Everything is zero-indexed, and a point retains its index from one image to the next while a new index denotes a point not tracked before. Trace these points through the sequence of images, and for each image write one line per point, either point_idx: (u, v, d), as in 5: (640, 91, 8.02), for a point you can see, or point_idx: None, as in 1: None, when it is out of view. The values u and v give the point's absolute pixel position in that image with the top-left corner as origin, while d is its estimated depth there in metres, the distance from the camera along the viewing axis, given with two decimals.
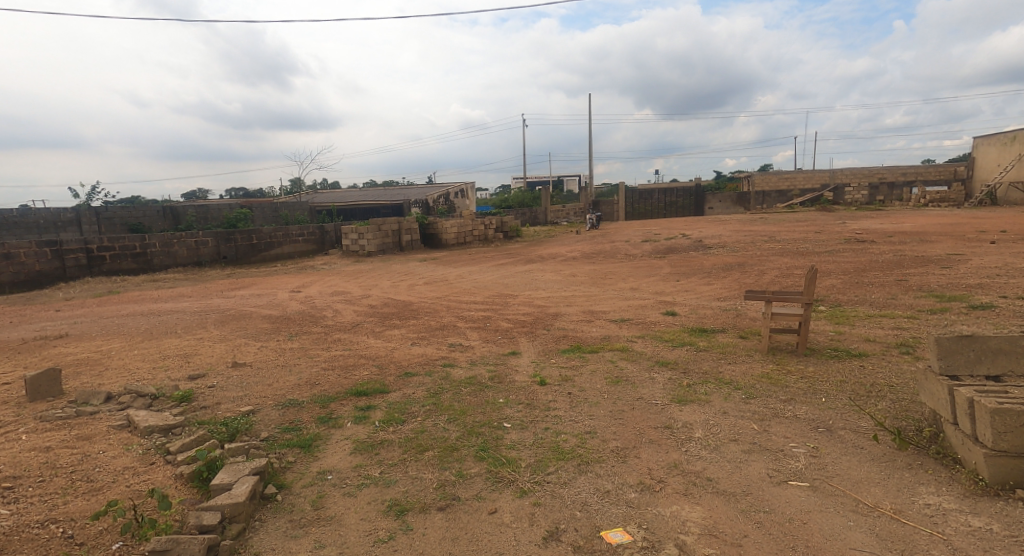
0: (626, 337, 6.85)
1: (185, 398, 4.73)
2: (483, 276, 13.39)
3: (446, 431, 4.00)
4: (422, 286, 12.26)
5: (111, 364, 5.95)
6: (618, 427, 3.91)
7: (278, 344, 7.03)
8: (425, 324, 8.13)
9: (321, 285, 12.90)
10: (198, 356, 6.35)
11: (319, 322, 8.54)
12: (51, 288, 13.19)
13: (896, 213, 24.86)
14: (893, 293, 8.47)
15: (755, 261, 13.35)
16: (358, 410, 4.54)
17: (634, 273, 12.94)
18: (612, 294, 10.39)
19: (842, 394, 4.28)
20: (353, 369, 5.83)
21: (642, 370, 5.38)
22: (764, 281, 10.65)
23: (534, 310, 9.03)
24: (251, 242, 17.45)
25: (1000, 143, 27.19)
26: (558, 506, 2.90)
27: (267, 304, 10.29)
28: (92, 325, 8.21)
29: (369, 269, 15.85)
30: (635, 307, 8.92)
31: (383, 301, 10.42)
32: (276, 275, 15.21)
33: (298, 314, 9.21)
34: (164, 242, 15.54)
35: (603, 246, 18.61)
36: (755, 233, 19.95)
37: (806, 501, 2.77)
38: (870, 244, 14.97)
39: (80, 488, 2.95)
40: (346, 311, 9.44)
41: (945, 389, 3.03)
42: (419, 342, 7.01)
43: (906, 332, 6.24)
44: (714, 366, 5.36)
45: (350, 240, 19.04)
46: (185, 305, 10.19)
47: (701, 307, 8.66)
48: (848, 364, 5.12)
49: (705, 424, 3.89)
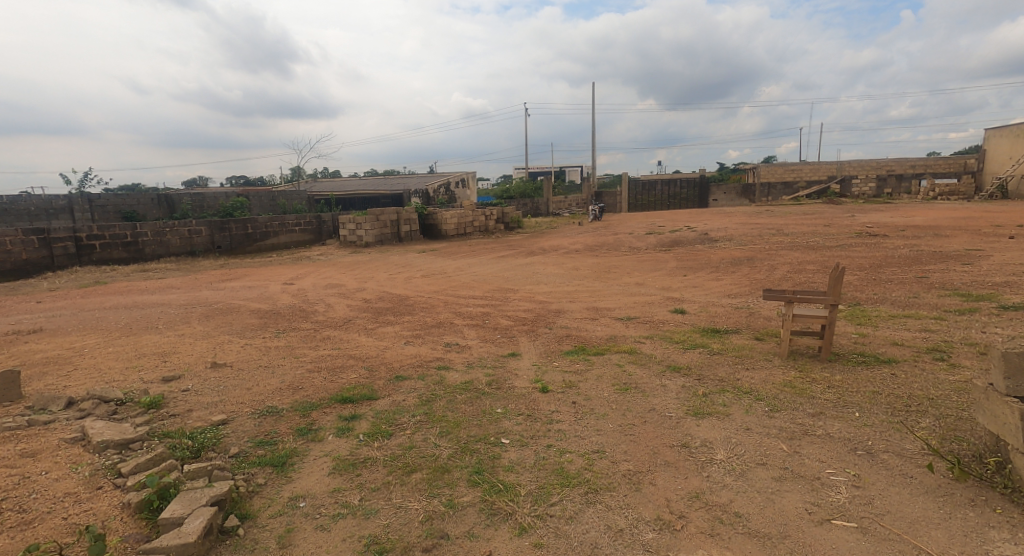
0: (633, 338, 6.43)
1: (154, 404, 4.32)
2: (482, 269, 12.96)
3: (438, 447, 3.61)
4: (419, 279, 11.84)
5: (81, 363, 5.54)
6: (628, 445, 3.51)
7: (263, 341, 6.62)
8: (421, 321, 7.71)
9: (315, 277, 12.48)
10: (177, 355, 5.94)
11: (309, 317, 8.13)
12: (40, 278, 12.82)
13: (905, 206, 24.35)
14: (914, 291, 8.03)
15: (765, 255, 12.91)
16: (342, 420, 4.13)
17: (639, 267, 12.50)
18: (617, 289, 9.97)
19: (877, 409, 3.86)
20: (340, 371, 5.44)
21: (653, 377, 4.97)
22: (775, 277, 10.22)
23: (536, 305, 8.62)
24: (246, 231, 17.05)
25: (1012, 134, 26.60)
26: (563, 548, 2.51)
27: (258, 297, 9.87)
28: (70, 318, 7.79)
29: (366, 260, 15.42)
30: (641, 304, 8.51)
31: (378, 295, 10.00)
32: (270, 266, 14.78)
33: (288, 309, 8.80)
34: (156, 231, 15.14)
35: (606, 238, 18.17)
36: (761, 226, 19.50)
37: (856, 549, 2.37)
38: (883, 239, 14.49)
39: (7, 522, 2.53)
40: (339, 306, 9.02)
41: (1015, 414, 2.60)
42: (414, 341, 6.59)
43: (935, 335, 5.83)
44: (730, 373, 4.95)
45: (348, 230, 18.61)
46: (172, 297, 9.79)
47: (711, 305, 8.23)
48: (878, 372, 4.69)
49: (726, 442, 3.49)
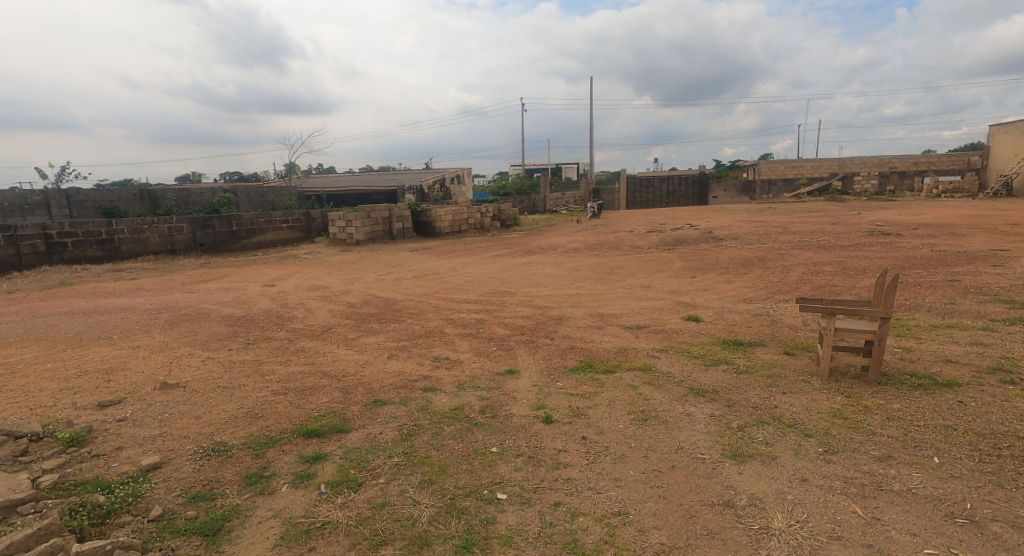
0: (646, 352, 5.70)
1: (74, 441, 3.56)
2: (477, 269, 12.20)
3: (416, 503, 2.88)
4: (409, 281, 11.08)
5: (9, 384, 4.77)
6: (657, 504, 2.81)
7: (229, 355, 5.86)
8: (408, 330, 6.96)
9: (299, 278, 11.69)
10: (125, 372, 5.17)
11: (285, 324, 7.37)
12: (4, 277, 11.98)
13: (911, 204, 23.69)
14: (950, 297, 7.31)
15: (776, 255, 12.18)
16: (302, 464, 3.36)
17: (643, 268, 11.78)
18: (621, 292, 9.25)
19: (959, 450, 3.16)
20: (311, 394, 4.70)
21: (674, 404, 4.25)
22: (792, 279, 9.49)
23: (534, 312, 7.88)
24: (230, 228, 16.27)
25: (1017, 131, 25.95)
26: None
27: (233, 300, 9.07)
28: (19, 326, 7.02)
29: (355, 260, 14.66)
30: (649, 310, 7.78)
31: (363, 299, 9.23)
32: (253, 266, 14.01)
33: (263, 315, 8.02)
34: (133, 228, 14.35)
35: (606, 236, 17.46)
36: (766, 224, 18.82)
37: None
38: (898, 238, 13.78)
39: None
40: (319, 312, 8.27)
41: None
42: (398, 356, 5.84)
43: (991, 349, 5.13)
44: (764, 400, 4.22)
45: (338, 228, 17.85)
46: (139, 301, 9.01)
47: (727, 312, 7.52)
48: (942, 399, 3.96)
49: (782, 501, 2.77)
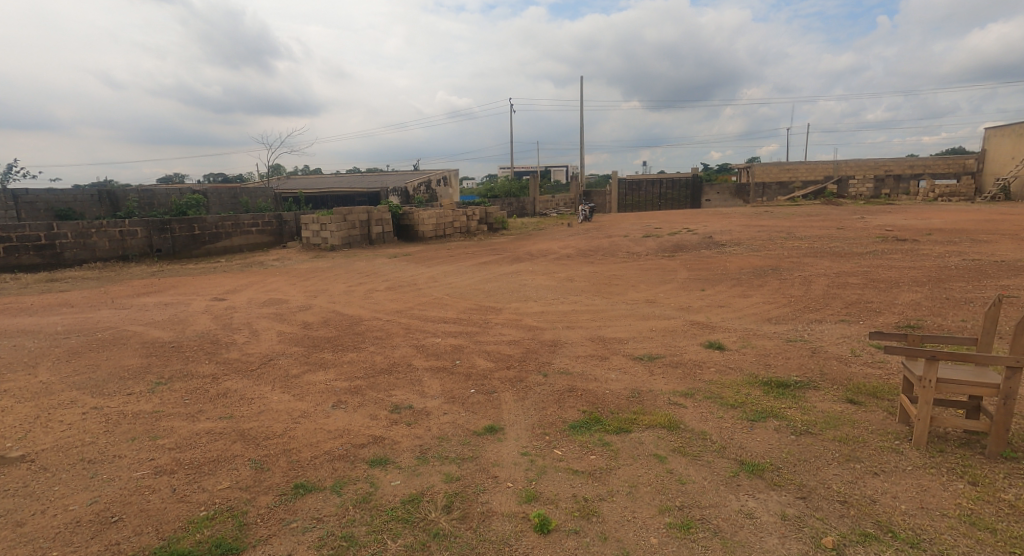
0: (667, 399, 4.39)
1: None
2: (459, 280, 10.87)
3: None
4: (381, 293, 9.71)
5: None
6: None
7: (125, 402, 4.47)
8: (367, 363, 5.59)
9: (256, 290, 10.25)
10: None
11: (217, 354, 5.97)
12: None
13: (912, 208, 22.64)
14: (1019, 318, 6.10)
15: (790, 264, 10.96)
16: None
17: (643, 278, 10.50)
18: (623, 309, 7.98)
19: None
20: (210, 471, 3.33)
21: (724, 492, 2.97)
22: (817, 294, 8.27)
23: (524, 335, 6.57)
24: (191, 232, 14.75)
25: (1016, 133, 25.00)
26: None
27: (167, 320, 7.63)
28: None
29: (325, 267, 13.24)
30: (660, 334, 6.48)
31: (322, 318, 7.83)
32: (210, 274, 12.53)
33: (195, 340, 6.62)
34: (78, 233, 12.84)
35: (599, 241, 16.17)
36: (767, 228, 17.73)
37: None
38: (916, 245, 12.63)
39: None
40: (266, 335, 6.88)
41: None
42: (346, 404, 4.46)
43: None
44: (852, 486, 2.95)
45: (311, 232, 16.41)
46: (51, 321, 7.52)
47: (753, 336, 6.26)
48: None
49: None
